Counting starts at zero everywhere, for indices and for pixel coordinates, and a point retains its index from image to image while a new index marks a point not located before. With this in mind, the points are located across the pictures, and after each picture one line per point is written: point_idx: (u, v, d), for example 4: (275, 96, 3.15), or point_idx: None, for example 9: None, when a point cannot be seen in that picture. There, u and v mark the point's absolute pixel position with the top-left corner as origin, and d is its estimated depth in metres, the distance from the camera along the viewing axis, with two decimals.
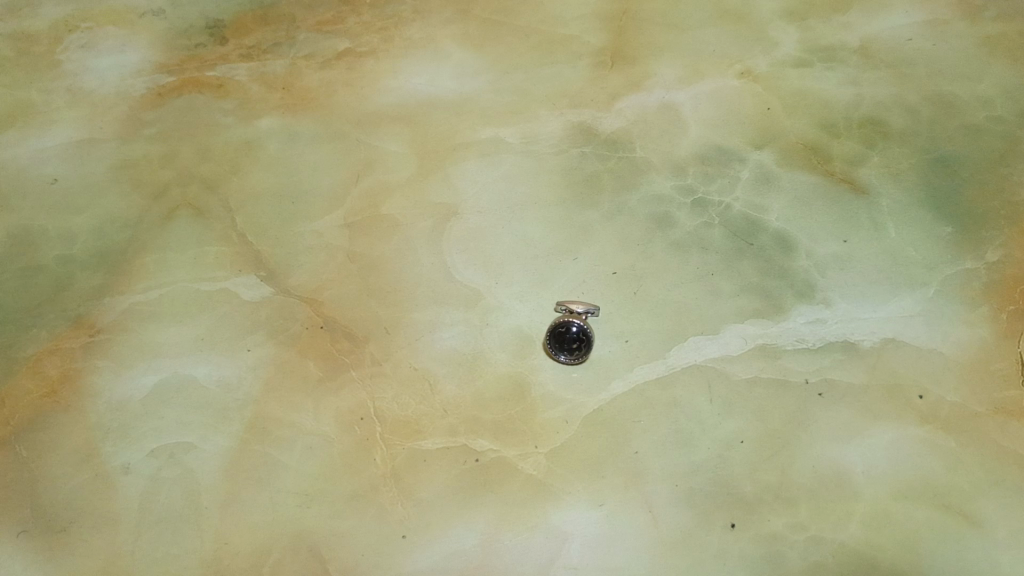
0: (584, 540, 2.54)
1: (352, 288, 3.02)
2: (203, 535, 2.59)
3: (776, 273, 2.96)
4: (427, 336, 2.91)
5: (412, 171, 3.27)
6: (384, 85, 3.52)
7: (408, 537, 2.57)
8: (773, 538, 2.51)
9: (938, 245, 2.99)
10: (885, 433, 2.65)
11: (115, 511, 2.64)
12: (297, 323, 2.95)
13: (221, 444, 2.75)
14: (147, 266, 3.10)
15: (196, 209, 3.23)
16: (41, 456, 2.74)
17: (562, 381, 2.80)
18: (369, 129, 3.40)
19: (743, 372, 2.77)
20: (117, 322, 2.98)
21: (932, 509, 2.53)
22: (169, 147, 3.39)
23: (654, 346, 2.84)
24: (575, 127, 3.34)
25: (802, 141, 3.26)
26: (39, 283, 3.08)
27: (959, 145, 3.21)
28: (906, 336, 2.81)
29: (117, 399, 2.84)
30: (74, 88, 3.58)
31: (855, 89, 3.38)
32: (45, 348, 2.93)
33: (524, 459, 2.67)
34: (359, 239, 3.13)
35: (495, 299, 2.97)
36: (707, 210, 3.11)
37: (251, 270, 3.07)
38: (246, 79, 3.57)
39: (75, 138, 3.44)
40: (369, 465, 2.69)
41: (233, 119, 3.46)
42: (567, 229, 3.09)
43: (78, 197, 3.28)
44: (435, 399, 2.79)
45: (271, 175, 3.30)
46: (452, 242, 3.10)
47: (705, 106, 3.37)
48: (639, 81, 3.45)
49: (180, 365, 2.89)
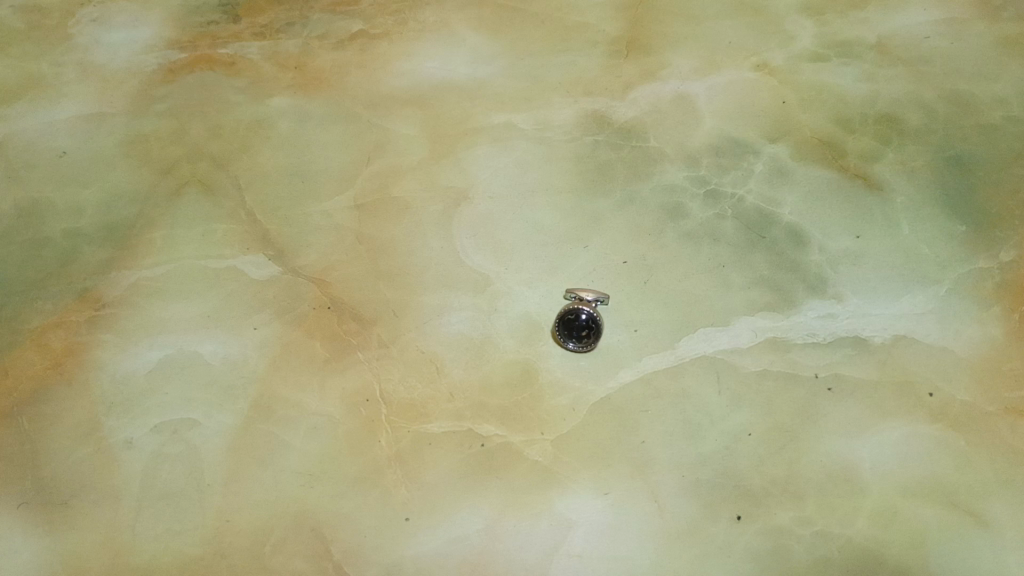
0: (588, 527, 2.52)
1: (360, 269, 3.00)
2: (205, 512, 2.58)
3: (789, 266, 2.94)
4: (435, 319, 2.89)
5: (423, 155, 3.25)
6: (397, 68, 3.49)
7: (411, 520, 2.55)
8: (780, 532, 2.49)
9: (952, 243, 2.97)
10: (894, 430, 2.63)
11: (117, 485, 2.63)
12: (305, 303, 2.93)
13: (225, 421, 2.73)
14: (155, 241, 3.08)
15: (205, 186, 3.20)
16: (44, 428, 2.72)
17: (570, 369, 2.78)
18: (381, 111, 3.37)
19: (752, 364, 2.76)
20: (123, 297, 2.96)
21: (941, 508, 2.51)
22: (179, 124, 3.37)
23: (663, 337, 2.82)
24: (589, 114, 3.32)
25: (816, 136, 3.24)
26: (46, 255, 3.06)
27: (975, 143, 3.19)
28: (918, 334, 2.79)
29: (122, 373, 2.82)
30: (86, 62, 3.55)
31: (871, 85, 3.36)
32: (50, 320, 2.91)
33: (530, 445, 2.65)
34: (368, 220, 3.11)
35: (504, 285, 2.95)
36: (720, 201, 3.09)
37: (259, 249, 3.05)
38: (259, 59, 3.55)
39: (85, 112, 3.41)
40: (374, 447, 2.67)
41: (245, 98, 3.44)
42: (578, 217, 3.07)
43: (86, 171, 3.26)
44: (441, 382, 2.77)
45: (281, 155, 3.28)
46: (462, 226, 3.08)
47: (720, 98, 3.35)
48: (654, 71, 3.43)
49: (185, 341, 2.87)
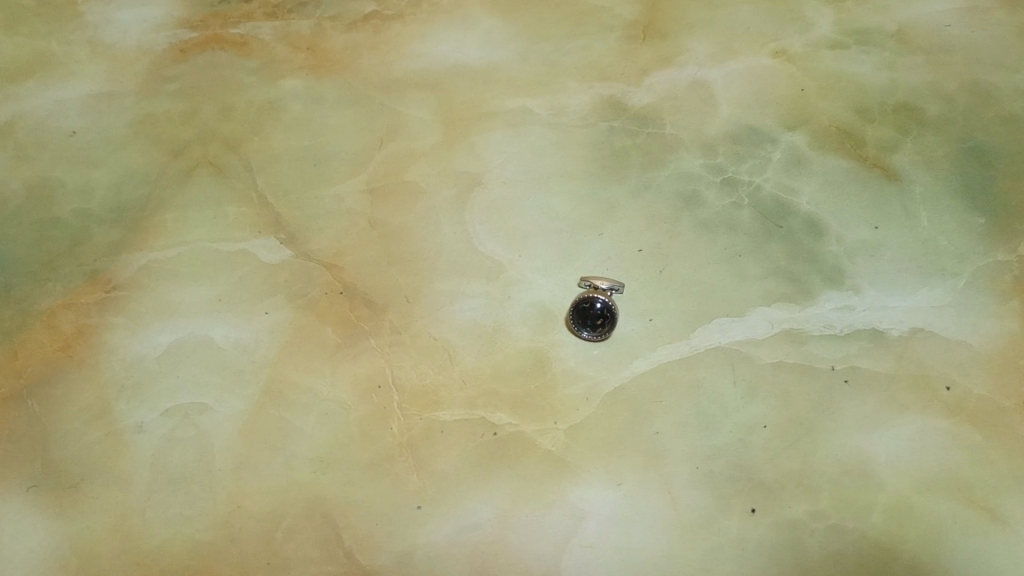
0: (601, 518, 2.52)
1: (373, 254, 2.98)
2: (216, 498, 2.57)
3: (806, 257, 2.91)
4: (448, 307, 2.87)
5: (437, 139, 3.22)
6: (411, 50, 3.45)
7: (422, 508, 2.55)
8: (793, 525, 2.49)
9: (971, 235, 2.94)
10: (910, 424, 2.62)
11: (127, 470, 2.62)
12: (316, 288, 2.91)
13: (236, 407, 2.71)
14: (166, 223, 3.05)
15: (216, 168, 3.17)
16: (53, 411, 2.71)
17: (584, 358, 2.76)
18: (394, 94, 3.34)
19: (768, 356, 2.73)
20: (133, 279, 2.93)
21: (955, 503, 2.50)
22: (190, 105, 3.33)
23: (678, 327, 2.80)
24: (605, 100, 3.28)
25: (835, 125, 3.20)
26: (56, 236, 3.04)
27: (996, 135, 3.15)
28: (935, 327, 2.77)
29: (132, 357, 2.80)
30: (96, 40, 3.51)
31: (890, 73, 3.32)
32: (60, 302, 2.89)
33: (543, 435, 2.63)
34: (381, 205, 3.08)
35: (517, 273, 2.92)
36: (736, 190, 3.06)
37: (271, 233, 3.02)
38: (270, 39, 3.50)
39: (95, 92, 3.38)
40: (385, 434, 2.66)
41: (256, 79, 3.40)
42: (593, 204, 3.04)
43: (96, 151, 3.23)
44: (454, 370, 2.75)
45: (293, 137, 3.25)
46: (475, 212, 3.05)
47: (737, 85, 3.31)
48: (671, 56, 3.38)
49: (196, 325, 2.85)
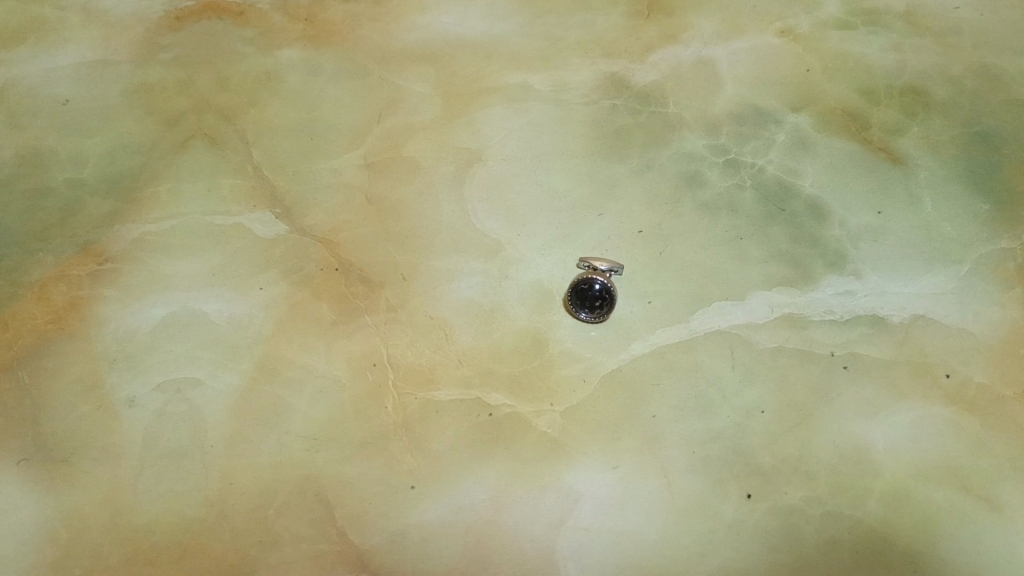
0: (596, 501, 2.50)
1: (369, 229, 2.94)
2: (208, 474, 2.55)
3: (808, 240, 2.88)
4: (445, 285, 2.83)
5: (436, 114, 3.16)
6: (410, 23, 3.39)
7: (416, 488, 2.52)
8: (789, 511, 2.47)
9: (975, 221, 2.91)
10: (910, 411, 2.59)
11: (118, 444, 2.59)
12: (312, 263, 2.87)
13: (230, 382, 2.68)
14: (160, 195, 3.00)
15: (212, 140, 3.12)
16: (43, 384, 2.67)
17: (582, 339, 2.73)
18: (393, 66, 3.28)
19: (767, 340, 2.70)
20: (126, 251, 2.89)
21: (953, 491, 2.49)
22: (185, 74, 3.27)
23: (677, 309, 2.77)
24: (607, 77, 3.23)
25: (840, 107, 3.16)
26: (48, 206, 2.99)
27: (1003, 120, 3.11)
28: (937, 314, 2.74)
29: (125, 330, 2.76)
30: (90, 7, 3.43)
31: (898, 55, 3.27)
32: (51, 273, 2.85)
33: (539, 416, 2.61)
34: (379, 180, 3.03)
35: (516, 252, 2.88)
36: (739, 171, 3.02)
37: (266, 207, 2.98)
38: (268, 8, 3.43)
39: (88, 59, 3.31)
40: (380, 413, 2.63)
41: (253, 49, 3.34)
42: (593, 183, 3.00)
43: (89, 120, 3.18)
44: (450, 349, 2.73)
45: (290, 110, 3.19)
46: (475, 189, 3.01)
47: (743, 64, 3.26)
48: (676, 33, 3.33)
49: (189, 299, 2.82)
